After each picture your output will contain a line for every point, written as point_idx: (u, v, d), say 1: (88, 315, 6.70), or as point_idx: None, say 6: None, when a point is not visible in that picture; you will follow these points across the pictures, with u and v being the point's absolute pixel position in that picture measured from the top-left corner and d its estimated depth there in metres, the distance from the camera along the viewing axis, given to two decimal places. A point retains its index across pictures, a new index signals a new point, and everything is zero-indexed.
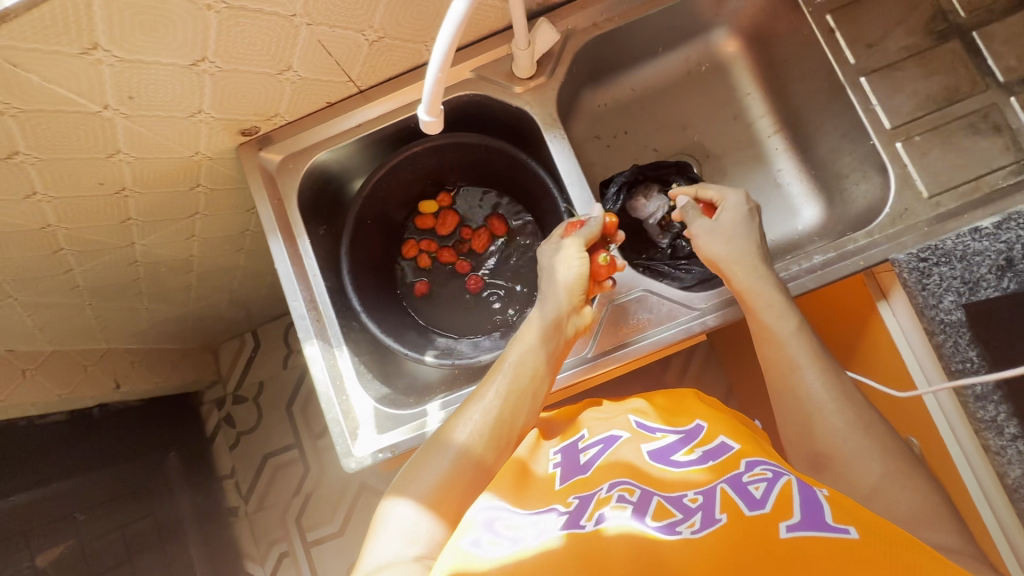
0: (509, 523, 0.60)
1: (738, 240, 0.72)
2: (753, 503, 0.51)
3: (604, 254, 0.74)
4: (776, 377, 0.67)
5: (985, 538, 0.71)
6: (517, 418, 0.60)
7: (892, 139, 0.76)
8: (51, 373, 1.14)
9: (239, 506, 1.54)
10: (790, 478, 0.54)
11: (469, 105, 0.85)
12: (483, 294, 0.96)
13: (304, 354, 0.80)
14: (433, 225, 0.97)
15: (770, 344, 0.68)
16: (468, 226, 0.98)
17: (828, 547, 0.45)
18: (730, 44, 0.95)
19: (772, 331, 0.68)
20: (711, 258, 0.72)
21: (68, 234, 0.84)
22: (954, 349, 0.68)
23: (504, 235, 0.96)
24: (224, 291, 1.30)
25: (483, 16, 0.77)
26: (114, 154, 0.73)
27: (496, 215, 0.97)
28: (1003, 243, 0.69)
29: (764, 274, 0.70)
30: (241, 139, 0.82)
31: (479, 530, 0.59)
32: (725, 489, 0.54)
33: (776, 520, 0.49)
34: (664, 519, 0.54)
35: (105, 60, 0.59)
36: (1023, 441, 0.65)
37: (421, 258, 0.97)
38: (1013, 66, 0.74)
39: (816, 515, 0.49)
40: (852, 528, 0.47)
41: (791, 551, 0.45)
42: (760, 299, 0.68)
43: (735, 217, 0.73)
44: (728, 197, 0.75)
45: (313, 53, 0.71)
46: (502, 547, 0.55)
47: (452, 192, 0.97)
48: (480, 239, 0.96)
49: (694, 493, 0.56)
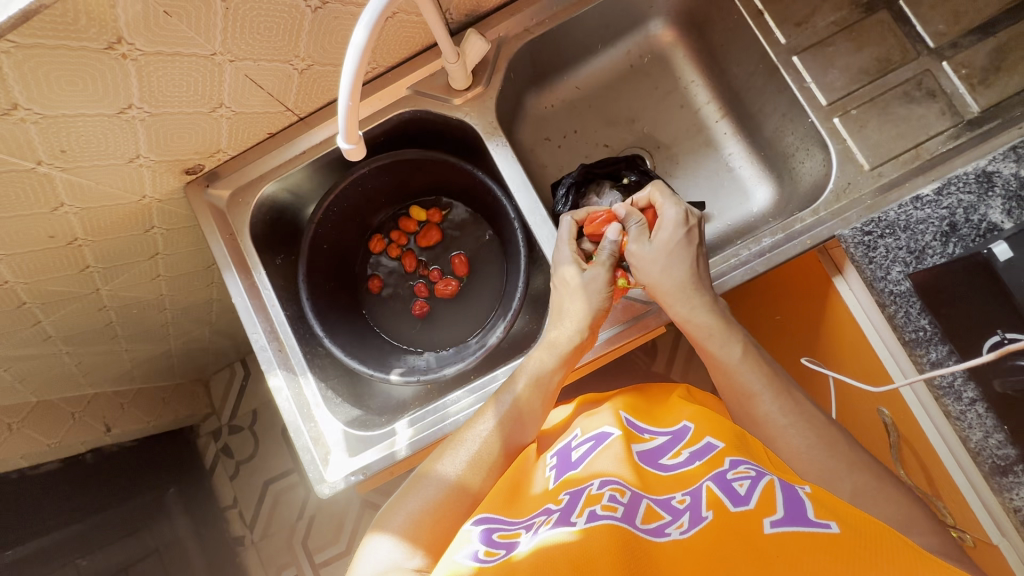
0: (506, 532, 0.55)
1: (679, 266, 0.70)
2: (738, 500, 0.51)
3: (622, 278, 0.72)
4: (737, 407, 0.67)
5: (958, 500, 0.72)
6: (508, 441, 0.65)
7: (829, 115, 0.77)
8: (38, 424, 1.13)
9: (245, 535, 1.54)
10: (773, 477, 0.52)
11: (413, 122, 0.86)
12: (425, 320, 0.96)
13: (269, 385, 0.80)
14: (415, 231, 0.98)
15: (718, 371, 0.68)
16: (440, 266, 0.98)
17: (810, 543, 0.44)
18: (668, 33, 0.95)
19: (717, 360, 0.68)
20: (644, 286, 0.71)
21: (28, 288, 0.84)
22: (906, 319, 0.68)
23: (466, 276, 0.96)
24: (205, 324, 1.30)
25: (410, 33, 0.77)
26: (59, 207, 0.73)
27: (459, 256, 0.96)
28: (945, 209, 0.69)
29: (692, 300, 0.68)
30: (186, 178, 0.82)
31: (477, 539, 0.54)
32: (711, 486, 0.53)
33: (760, 516, 0.48)
34: (653, 522, 0.52)
35: (29, 118, 0.60)
36: (981, 404, 0.65)
37: (392, 251, 0.97)
38: (943, 31, 0.74)
39: (799, 511, 0.48)
40: (833, 522, 0.47)
41: (777, 547, 0.45)
42: (698, 329, 0.68)
43: (670, 238, 0.71)
44: (666, 211, 0.72)
45: (242, 88, 0.71)
46: (496, 556, 0.51)
47: (445, 209, 0.98)
48: (444, 286, 0.95)
49: (682, 494, 0.55)
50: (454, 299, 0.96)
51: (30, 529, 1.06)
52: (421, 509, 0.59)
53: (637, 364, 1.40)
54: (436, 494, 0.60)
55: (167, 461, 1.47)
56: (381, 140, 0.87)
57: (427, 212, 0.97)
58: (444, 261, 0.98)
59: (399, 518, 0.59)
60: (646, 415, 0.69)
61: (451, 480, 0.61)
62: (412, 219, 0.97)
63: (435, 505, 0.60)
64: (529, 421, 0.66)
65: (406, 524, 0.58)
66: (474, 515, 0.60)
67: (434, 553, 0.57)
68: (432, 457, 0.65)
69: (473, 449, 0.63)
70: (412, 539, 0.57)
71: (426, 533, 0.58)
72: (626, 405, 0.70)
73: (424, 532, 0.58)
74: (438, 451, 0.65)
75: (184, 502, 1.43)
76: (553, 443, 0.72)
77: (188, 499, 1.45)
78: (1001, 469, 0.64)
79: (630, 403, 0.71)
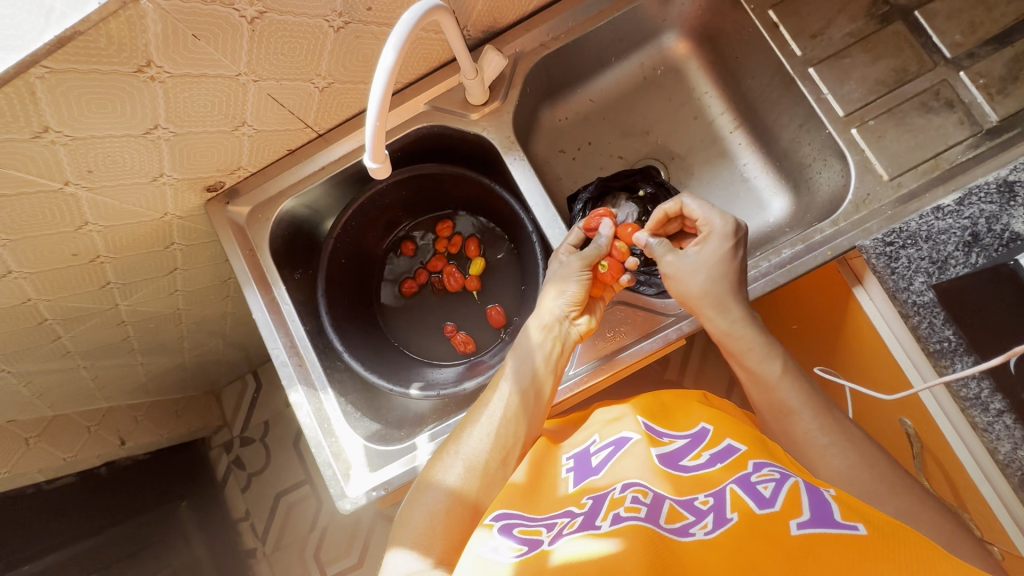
0: (527, 527, 0.53)
1: (717, 278, 0.68)
2: (762, 502, 0.48)
3: (605, 262, 0.72)
4: (772, 421, 0.66)
5: (990, 516, 0.70)
6: (525, 438, 0.65)
7: (846, 126, 0.77)
8: (54, 439, 1.13)
9: (257, 548, 1.54)
10: (798, 479, 0.51)
11: (429, 137, 0.86)
12: (414, 296, 0.98)
13: (291, 401, 0.80)
14: (459, 260, 0.98)
15: (758, 388, 0.66)
16: (455, 322, 0.97)
17: (840, 544, 0.43)
18: (682, 45, 0.96)
19: (758, 375, 0.66)
20: (682, 297, 0.70)
21: (49, 304, 0.85)
22: (930, 330, 0.67)
23: (504, 327, 0.93)
24: (220, 336, 1.31)
25: (428, 50, 0.78)
26: (83, 226, 0.74)
27: (497, 307, 0.94)
28: (967, 219, 0.68)
29: (734, 312, 0.67)
30: (207, 196, 0.83)
31: (497, 535, 0.52)
32: (735, 489, 0.51)
33: (786, 517, 0.46)
34: (676, 522, 0.49)
35: (58, 141, 0.61)
36: (1008, 416, 0.63)
37: (440, 245, 0.98)
38: (959, 41, 0.74)
39: (825, 512, 0.46)
40: (860, 524, 0.45)
41: (805, 549, 0.43)
42: (738, 342, 0.67)
43: (713, 251, 0.69)
44: (713, 224, 0.70)
45: (264, 106, 0.72)
46: (524, 552, 0.49)
47: (483, 282, 0.97)
48: (464, 344, 0.93)
49: (704, 495, 0.52)
50: (485, 349, 0.94)
51: (46, 544, 1.06)
52: (438, 505, 0.59)
53: (649, 373, 1.40)
54: (443, 502, 0.59)
55: (180, 473, 1.47)
56: (399, 154, 0.88)
57: (476, 274, 0.96)
58: (466, 305, 0.97)
59: (411, 528, 0.58)
60: (663, 418, 0.66)
61: (450, 490, 0.60)
62: (469, 256, 0.97)
63: (444, 513, 0.58)
64: (540, 410, 0.67)
65: (419, 534, 0.57)
66: (490, 510, 0.57)
67: (454, 551, 0.57)
68: (432, 463, 0.64)
69: (475, 445, 0.63)
70: (426, 548, 0.56)
71: (444, 526, 0.57)
72: (643, 409, 0.67)
73: (440, 538, 0.56)
74: (433, 461, 0.64)
75: (197, 515, 1.43)
76: (572, 434, 0.71)
77: (201, 511, 1.45)
78: None
79: (645, 406, 0.68)
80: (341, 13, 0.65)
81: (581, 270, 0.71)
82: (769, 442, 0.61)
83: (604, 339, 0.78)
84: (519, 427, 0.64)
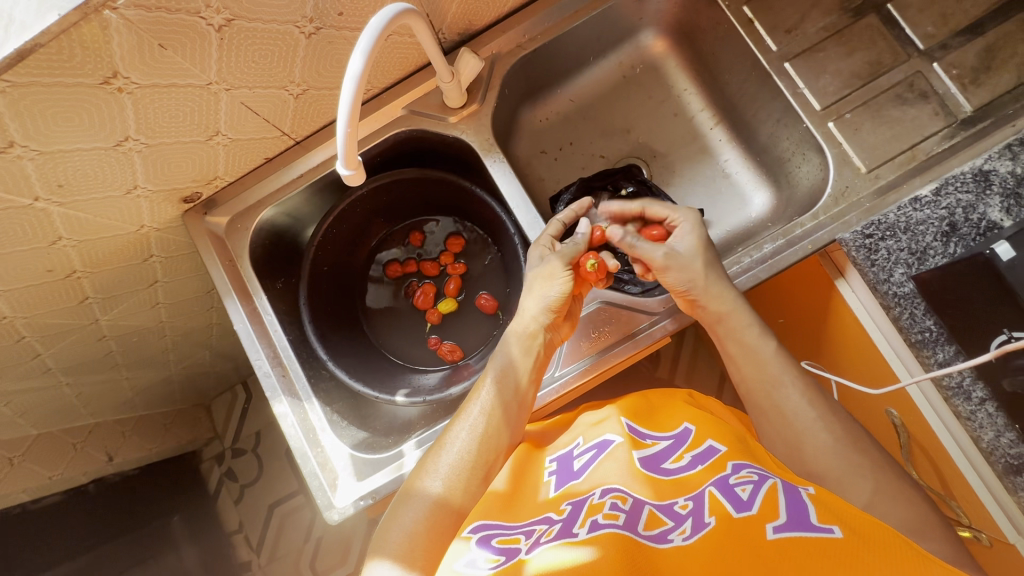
0: (506, 537, 0.55)
1: None
2: (740, 505, 0.48)
3: (591, 260, 0.70)
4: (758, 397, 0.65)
5: (979, 506, 0.70)
6: (508, 446, 0.63)
7: (823, 120, 0.77)
8: (40, 457, 1.11)
9: (252, 560, 1.52)
10: (775, 479, 0.50)
11: (409, 140, 0.86)
12: (400, 279, 0.99)
13: (275, 413, 0.79)
14: (438, 282, 0.98)
15: (748, 363, 0.66)
16: (437, 333, 0.96)
17: (814, 548, 0.43)
18: (660, 43, 0.96)
19: (753, 349, 0.67)
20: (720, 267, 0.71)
21: (26, 321, 0.83)
22: (911, 321, 0.67)
23: (496, 312, 0.93)
24: (207, 347, 1.29)
25: (404, 53, 0.78)
26: (56, 241, 0.72)
27: (485, 295, 0.94)
28: (944, 209, 0.69)
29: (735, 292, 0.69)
30: (184, 207, 0.82)
31: (475, 548, 0.54)
32: (714, 492, 0.50)
33: (762, 521, 0.46)
34: (655, 529, 0.49)
35: (25, 155, 0.60)
36: (990, 403, 0.64)
37: (444, 256, 0.97)
38: (932, 33, 0.75)
39: (802, 515, 0.46)
40: (835, 526, 0.45)
41: (779, 554, 0.43)
42: (738, 318, 0.67)
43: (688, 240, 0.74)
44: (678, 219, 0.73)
45: (239, 115, 0.71)
46: (500, 564, 0.50)
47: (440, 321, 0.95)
48: (449, 351, 0.92)
49: (684, 499, 0.52)
50: (473, 353, 0.93)
51: (35, 564, 1.05)
52: (417, 521, 0.56)
53: (640, 372, 1.40)
54: (425, 512, 0.56)
55: (171, 487, 1.45)
56: (377, 160, 0.87)
57: (440, 311, 0.95)
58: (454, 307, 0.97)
59: (395, 538, 0.55)
60: (647, 420, 0.65)
61: (435, 497, 0.57)
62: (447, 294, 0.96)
63: (427, 524, 0.56)
64: (524, 416, 0.65)
65: (400, 545, 0.54)
66: (469, 522, 0.60)
67: (435, 563, 0.54)
68: (415, 473, 0.61)
69: (459, 451, 0.60)
70: (410, 559, 0.53)
71: (427, 538, 0.55)
72: (627, 410, 0.66)
73: (420, 552, 0.54)
74: (418, 468, 0.62)
75: (189, 529, 1.41)
76: (558, 438, 0.71)
77: (193, 525, 1.43)
78: (1015, 468, 0.63)
79: (631, 406, 0.68)
80: (312, 19, 0.64)
81: (564, 269, 0.69)
82: (752, 443, 0.61)
83: (589, 339, 0.78)
84: (503, 433, 0.63)
